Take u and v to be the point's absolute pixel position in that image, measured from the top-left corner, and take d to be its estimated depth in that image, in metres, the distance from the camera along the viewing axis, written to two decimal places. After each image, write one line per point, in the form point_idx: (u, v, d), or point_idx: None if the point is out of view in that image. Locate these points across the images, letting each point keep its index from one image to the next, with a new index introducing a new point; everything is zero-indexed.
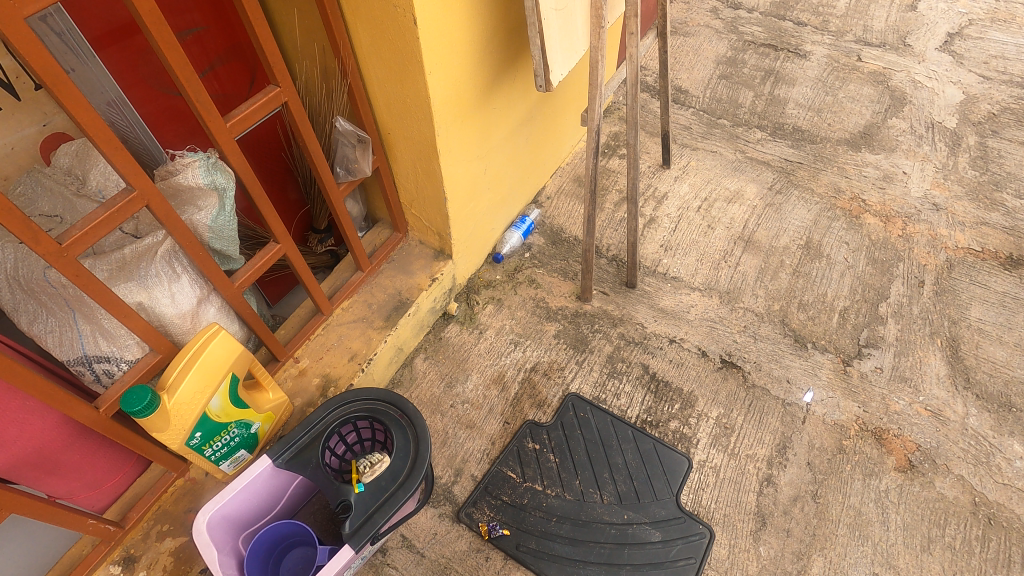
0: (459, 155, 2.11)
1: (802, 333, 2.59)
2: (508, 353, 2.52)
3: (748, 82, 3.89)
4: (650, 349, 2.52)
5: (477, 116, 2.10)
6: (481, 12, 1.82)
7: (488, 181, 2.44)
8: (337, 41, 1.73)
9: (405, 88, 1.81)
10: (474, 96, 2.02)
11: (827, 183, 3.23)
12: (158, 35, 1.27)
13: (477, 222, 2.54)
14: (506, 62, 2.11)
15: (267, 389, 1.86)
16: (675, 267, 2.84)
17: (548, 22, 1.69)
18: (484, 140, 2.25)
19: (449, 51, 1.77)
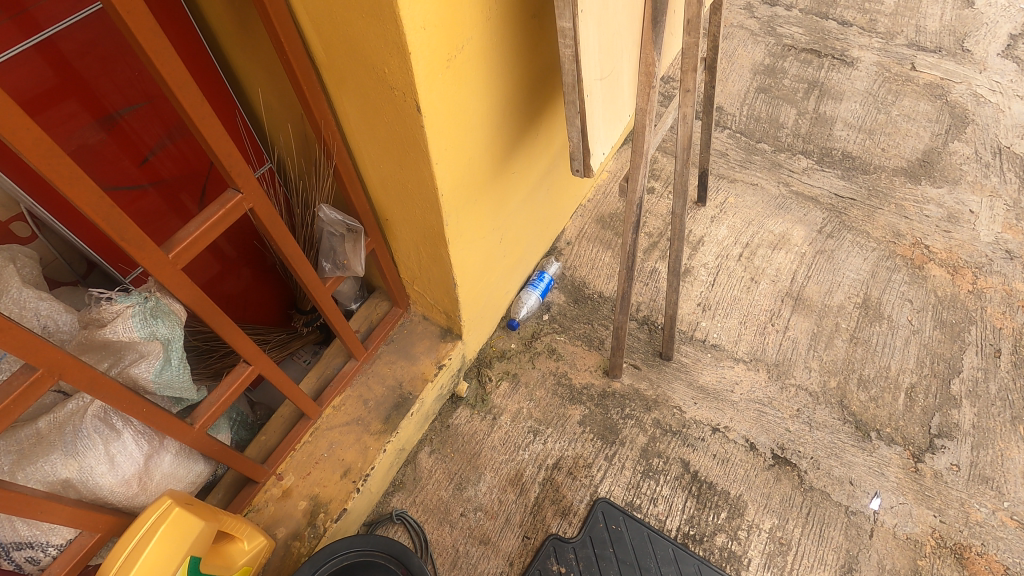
0: (471, 237, 1.73)
1: (864, 419, 2.25)
2: (527, 445, 2.19)
3: (790, 97, 3.45)
4: (690, 440, 2.19)
5: (495, 189, 1.71)
6: (506, 76, 1.40)
7: (504, 248, 2.06)
8: (317, 120, 1.34)
9: (407, 174, 1.42)
10: (493, 170, 1.63)
11: (884, 225, 2.84)
12: (52, 167, 0.87)
13: (491, 292, 2.16)
14: (530, 122, 1.70)
15: (240, 539, 1.52)
16: (716, 333, 2.48)
17: (591, 98, 1.29)
18: (501, 210, 1.86)
19: (465, 131, 1.37)
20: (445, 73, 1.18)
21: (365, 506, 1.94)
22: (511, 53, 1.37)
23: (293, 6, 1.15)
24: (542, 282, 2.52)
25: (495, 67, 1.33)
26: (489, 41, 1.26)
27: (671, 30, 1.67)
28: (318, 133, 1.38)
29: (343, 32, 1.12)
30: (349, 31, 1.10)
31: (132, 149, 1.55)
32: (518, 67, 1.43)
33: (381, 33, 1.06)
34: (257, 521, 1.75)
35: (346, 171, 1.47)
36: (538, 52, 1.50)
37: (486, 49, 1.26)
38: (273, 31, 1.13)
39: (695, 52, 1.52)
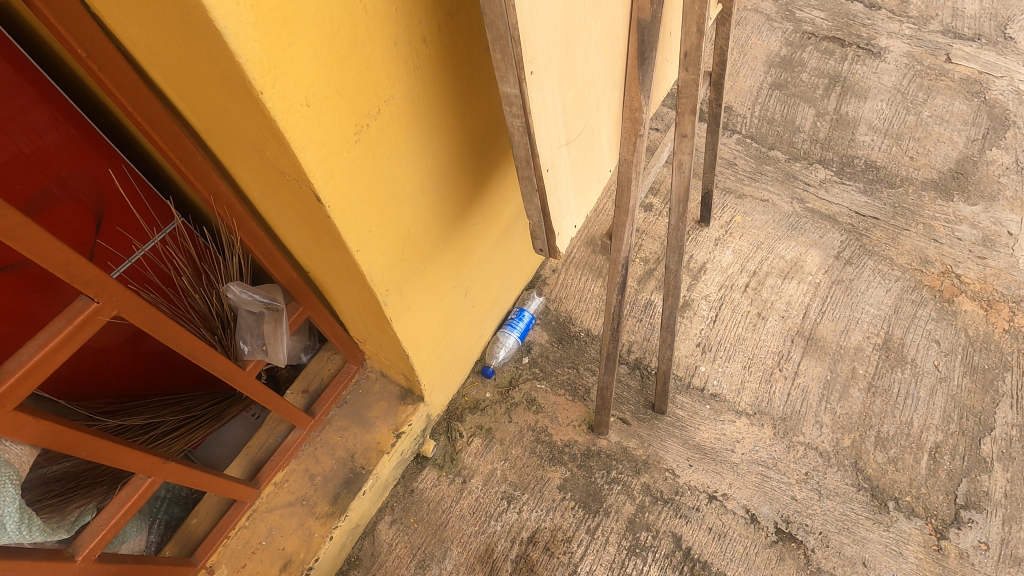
0: (429, 310, 1.50)
1: (881, 486, 1.99)
2: (499, 515, 1.95)
3: (808, 95, 3.08)
4: (682, 510, 1.94)
5: (454, 255, 1.47)
6: (445, 138, 1.18)
7: (472, 301, 1.80)
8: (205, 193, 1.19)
9: (327, 255, 1.20)
10: (448, 238, 1.39)
11: (909, 250, 2.52)
12: None
13: (462, 350, 1.94)
14: (493, 180, 1.47)
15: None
16: (715, 380, 2.21)
17: (553, 173, 1.09)
18: (467, 272, 1.63)
19: (393, 206, 1.14)
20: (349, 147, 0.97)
21: None
22: (446, 114, 1.14)
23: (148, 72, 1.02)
24: (523, 323, 2.26)
25: (426, 130, 1.12)
26: (412, 105, 1.05)
27: (666, 55, 1.36)
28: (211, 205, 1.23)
29: (204, 108, 0.94)
30: (214, 111, 0.91)
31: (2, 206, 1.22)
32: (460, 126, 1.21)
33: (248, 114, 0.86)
34: None
35: (254, 242, 1.29)
36: (488, 102, 1.27)
37: (408, 116, 1.05)
38: (116, 100, 1.01)
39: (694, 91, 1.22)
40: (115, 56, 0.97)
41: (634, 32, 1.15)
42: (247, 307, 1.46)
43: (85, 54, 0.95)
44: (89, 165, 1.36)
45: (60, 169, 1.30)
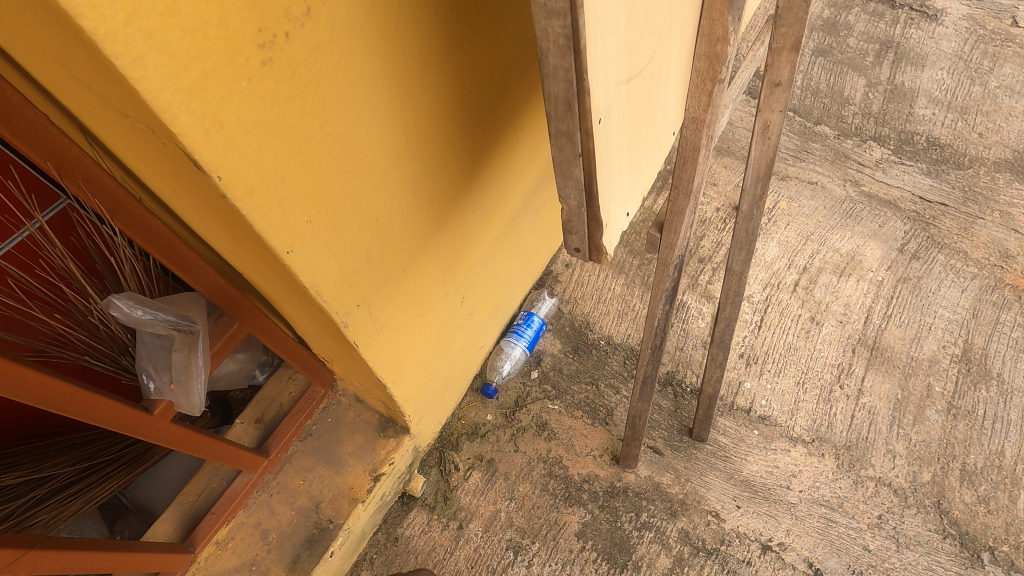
0: (397, 315, 1.21)
1: (971, 533, 1.63)
2: (504, 569, 1.58)
3: (857, 62, 2.67)
4: (730, 564, 1.58)
5: (429, 245, 1.19)
6: (397, 84, 0.91)
7: (469, 308, 1.50)
8: (49, 166, 0.89)
9: (243, 246, 0.93)
10: (415, 224, 1.12)
11: (986, 242, 2.14)
12: None
13: (459, 365, 1.62)
14: (477, 154, 1.20)
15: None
16: (764, 399, 1.84)
17: (609, 123, 0.88)
18: (453, 269, 1.33)
19: (328, 178, 0.89)
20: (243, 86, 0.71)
21: None
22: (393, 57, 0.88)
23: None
24: (531, 330, 1.87)
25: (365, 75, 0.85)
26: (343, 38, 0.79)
27: None
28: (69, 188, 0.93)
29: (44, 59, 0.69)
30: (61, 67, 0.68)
31: None
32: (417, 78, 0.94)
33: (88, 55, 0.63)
34: None
35: (145, 234, 1.00)
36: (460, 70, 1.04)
37: (341, 57, 0.81)
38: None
39: None
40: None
41: None
42: (148, 329, 1.10)
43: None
44: None
45: None
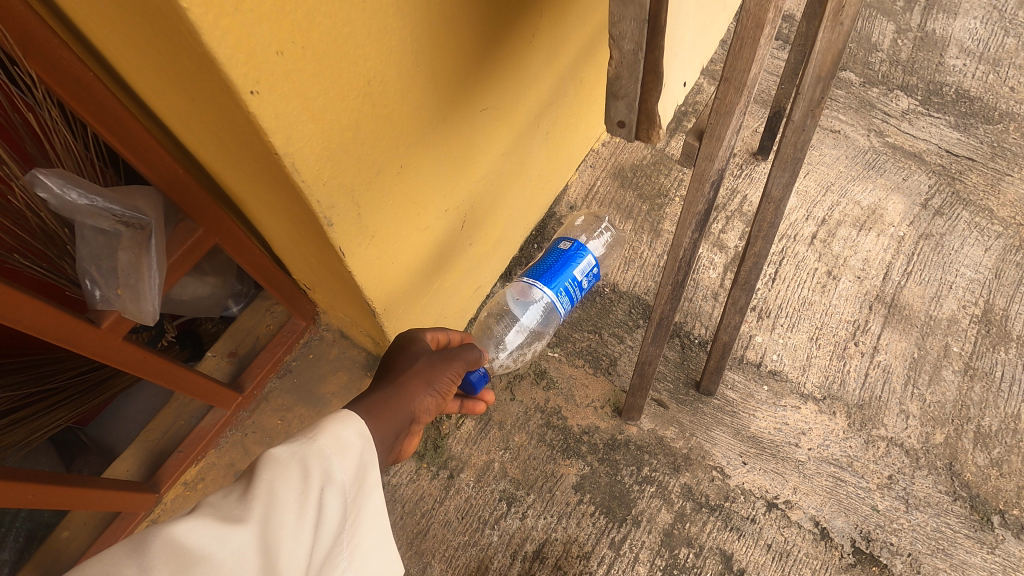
0: (372, 212, 1.03)
1: (983, 496, 1.57)
2: (497, 520, 1.49)
3: (887, 8, 2.50)
4: (735, 522, 1.50)
5: (413, 134, 1.00)
6: None
7: (473, 237, 1.40)
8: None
9: (237, 134, 0.85)
10: (395, 99, 0.92)
11: (1014, 199, 2.03)
12: None
13: (446, 297, 1.44)
14: (490, 22, 1.02)
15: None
16: (776, 354, 1.73)
17: None
18: (441, 171, 1.14)
19: (321, 54, 0.78)
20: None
21: None
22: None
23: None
24: (569, 283, 1.40)
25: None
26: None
27: None
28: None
29: None
30: None
31: None
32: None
33: None
34: None
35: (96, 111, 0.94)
36: None
37: None
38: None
39: None
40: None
41: None
42: (87, 219, 1.07)
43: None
44: None
45: None
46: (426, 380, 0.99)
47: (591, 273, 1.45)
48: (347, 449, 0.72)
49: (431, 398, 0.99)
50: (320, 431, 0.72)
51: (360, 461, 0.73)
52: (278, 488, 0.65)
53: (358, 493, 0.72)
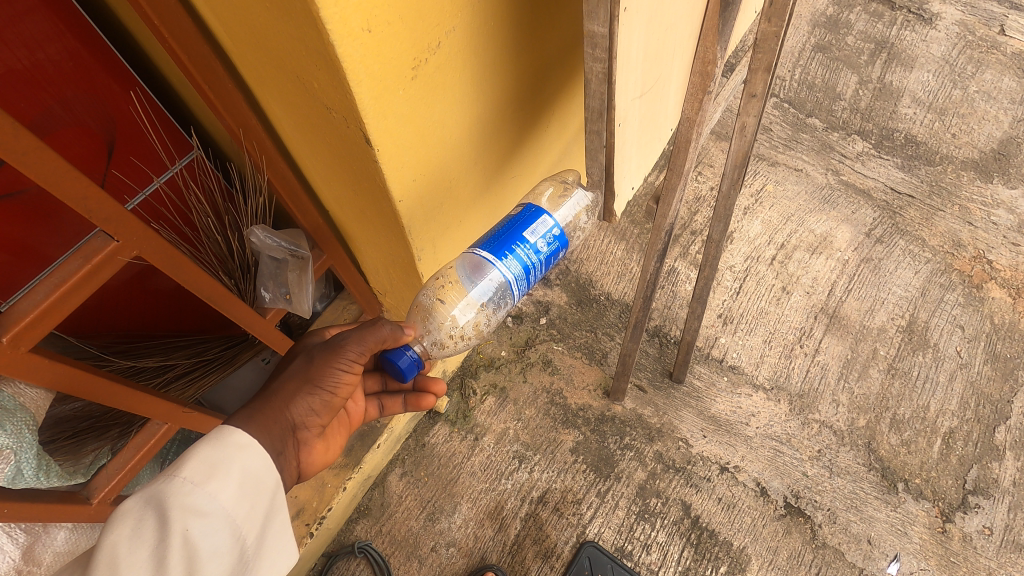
0: (439, 251, 1.47)
1: (892, 467, 1.99)
2: (511, 473, 1.95)
3: (852, 59, 2.90)
4: (694, 480, 1.94)
5: (470, 202, 1.44)
6: (487, 80, 1.18)
7: None
8: (235, 127, 1.14)
9: (366, 206, 1.25)
10: (465, 178, 1.34)
11: (943, 231, 2.45)
12: None
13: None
14: (524, 123, 1.43)
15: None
16: (735, 352, 2.17)
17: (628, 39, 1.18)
18: (482, 219, 1.58)
19: (434, 164, 1.19)
20: (406, 80, 0.96)
21: (320, 544, 1.76)
22: (494, 33, 1.10)
23: (191, 2, 0.96)
24: (523, 248, 1.17)
25: (478, 46, 1.09)
26: (472, 30, 1.04)
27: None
28: (239, 140, 1.19)
29: (266, 56, 0.94)
30: (290, 76, 0.95)
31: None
32: (506, 50, 1.18)
33: (323, 92, 0.93)
34: None
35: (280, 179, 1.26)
36: (523, 67, 1.27)
37: (455, 56, 1.04)
38: (159, 34, 0.96)
39: (774, 45, 1.10)
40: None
41: None
42: (271, 252, 1.56)
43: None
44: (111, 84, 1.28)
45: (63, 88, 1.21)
46: (309, 383, 1.17)
47: (551, 235, 1.21)
48: (198, 485, 0.90)
49: (319, 396, 1.18)
50: (182, 468, 0.92)
51: (228, 478, 0.93)
52: (138, 530, 0.83)
53: (220, 512, 0.92)
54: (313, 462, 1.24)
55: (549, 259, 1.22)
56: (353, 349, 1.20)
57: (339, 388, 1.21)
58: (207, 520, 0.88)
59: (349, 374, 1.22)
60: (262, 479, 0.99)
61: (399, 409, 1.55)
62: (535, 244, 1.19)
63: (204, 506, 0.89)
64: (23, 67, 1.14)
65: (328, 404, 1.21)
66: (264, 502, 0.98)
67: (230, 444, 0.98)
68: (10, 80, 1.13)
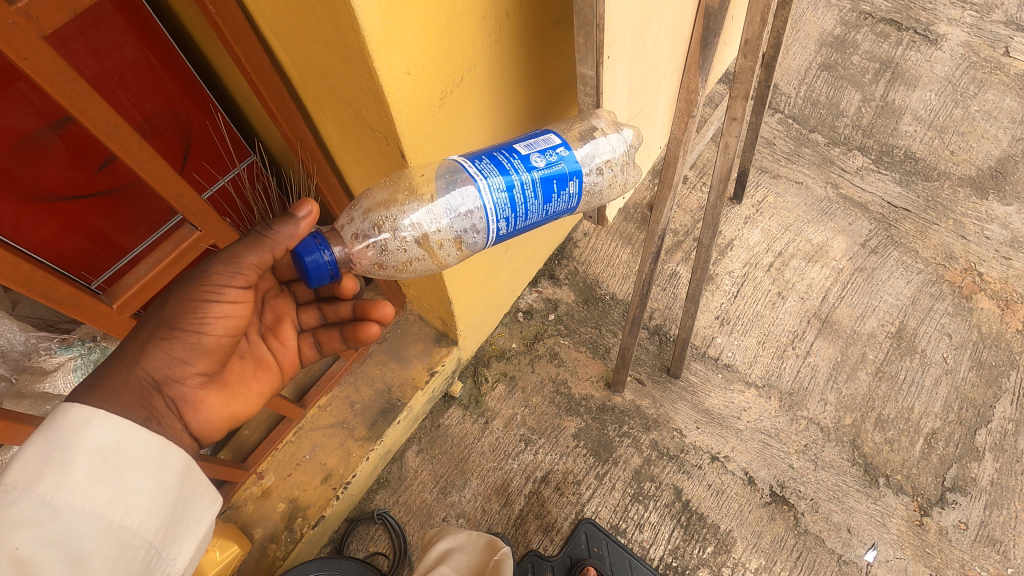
0: None
1: (875, 463, 2.13)
2: (517, 454, 2.13)
3: (857, 78, 3.02)
4: (686, 467, 2.10)
5: None
6: (506, 101, 1.37)
7: (510, 256, 2.05)
8: (293, 140, 1.34)
9: None
10: None
11: (936, 244, 2.57)
12: (16, 275, 1.00)
13: (492, 295, 2.11)
14: None
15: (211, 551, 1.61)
16: (730, 351, 2.33)
17: (612, 76, 1.41)
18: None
19: None
20: (436, 109, 1.17)
21: (344, 508, 1.96)
22: (512, 64, 1.31)
23: (269, 41, 1.16)
24: (515, 156, 1.12)
25: (496, 79, 1.29)
26: (491, 68, 1.25)
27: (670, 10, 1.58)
28: (295, 151, 1.40)
29: (328, 86, 1.15)
30: (346, 102, 1.15)
31: (93, 155, 1.53)
32: (522, 81, 1.39)
33: (371, 114, 1.12)
34: (235, 518, 1.81)
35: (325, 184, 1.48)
36: (537, 91, 1.47)
37: (479, 85, 1.25)
38: (245, 70, 1.16)
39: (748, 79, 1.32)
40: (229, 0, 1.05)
41: (700, 17, 1.19)
42: None
43: (213, 11, 1.05)
44: (192, 107, 1.56)
45: (151, 112, 1.49)
46: (166, 325, 1.05)
47: (556, 154, 1.15)
48: (34, 476, 0.85)
49: (182, 340, 1.06)
50: (10, 472, 0.85)
51: (68, 468, 0.87)
52: None
53: (80, 484, 0.88)
54: (209, 417, 1.15)
55: (547, 178, 1.13)
56: (219, 276, 1.06)
57: (209, 325, 1.09)
58: (52, 522, 0.84)
59: (226, 306, 1.10)
60: (121, 451, 0.93)
61: (339, 347, 1.39)
62: (531, 160, 1.13)
63: (42, 510, 0.83)
64: (101, 70, 1.35)
65: (199, 346, 1.09)
66: (131, 474, 0.93)
67: (64, 428, 0.89)
68: (97, 85, 1.37)
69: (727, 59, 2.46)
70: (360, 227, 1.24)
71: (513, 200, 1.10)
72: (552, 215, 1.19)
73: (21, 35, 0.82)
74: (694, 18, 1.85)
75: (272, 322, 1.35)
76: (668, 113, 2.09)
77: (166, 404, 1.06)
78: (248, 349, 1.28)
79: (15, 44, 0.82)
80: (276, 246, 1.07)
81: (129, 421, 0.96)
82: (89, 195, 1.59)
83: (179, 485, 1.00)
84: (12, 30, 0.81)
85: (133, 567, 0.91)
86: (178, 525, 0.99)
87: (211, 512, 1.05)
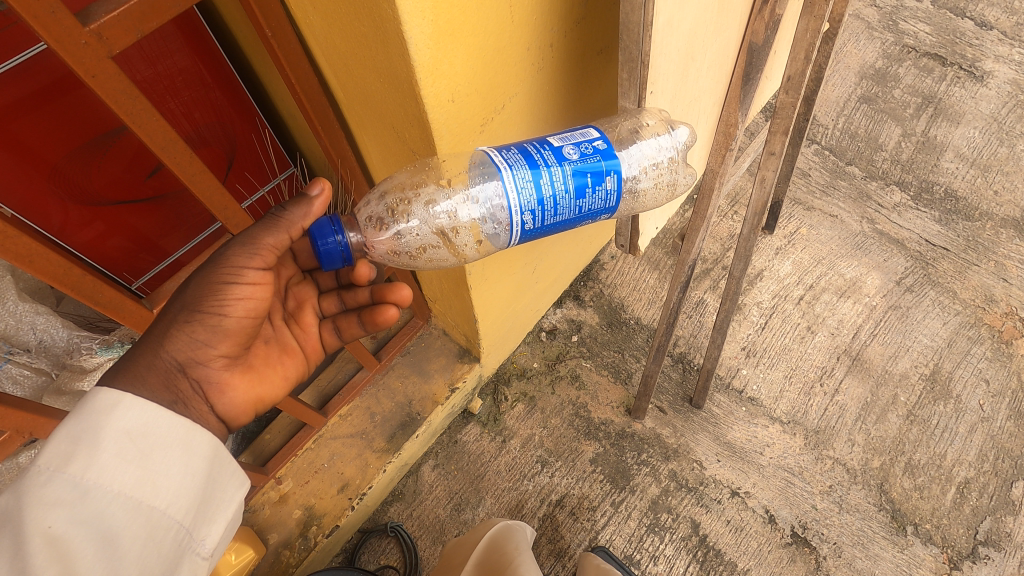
0: (489, 265, 1.65)
1: (903, 510, 2.05)
2: (533, 475, 2.11)
3: (898, 112, 2.97)
4: (704, 500, 2.06)
5: None
6: (545, 128, 1.39)
7: (537, 276, 2.05)
8: (334, 156, 1.37)
9: None
10: None
11: (976, 285, 2.49)
12: (65, 276, 1.04)
13: (517, 315, 2.11)
14: None
15: (228, 554, 1.63)
16: (755, 384, 2.28)
17: (652, 101, 1.41)
18: (525, 249, 1.82)
19: None
20: (476, 134, 1.19)
21: (358, 519, 1.96)
22: (554, 91, 1.33)
23: (318, 61, 1.19)
24: (547, 148, 1.11)
25: (535, 107, 1.31)
26: (531, 96, 1.26)
27: (710, 41, 1.59)
28: (336, 167, 1.43)
29: (373, 106, 1.17)
30: (388, 121, 1.17)
31: (142, 160, 1.60)
32: (562, 108, 1.40)
33: (413, 135, 1.15)
34: (252, 522, 1.83)
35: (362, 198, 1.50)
36: (576, 117, 1.48)
37: (519, 112, 1.26)
38: (294, 89, 1.19)
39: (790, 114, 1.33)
40: (285, 25, 1.08)
41: (744, 53, 1.21)
42: None
43: (269, 32, 1.09)
44: (236, 119, 1.63)
45: (199, 123, 1.56)
46: (188, 309, 1.07)
47: (591, 147, 1.13)
48: (63, 458, 0.88)
49: (204, 322, 1.08)
50: (42, 455, 0.88)
51: (97, 450, 0.89)
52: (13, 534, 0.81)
53: (108, 464, 0.89)
54: (236, 400, 1.17)
55: (581, 171, 1.10)
56: (237, 258, 1.10)
57: (230, 307, 1.10)
58: (83, 503, 0.86)
59: (246, 288, 1.11)
60: (149, 434, 0.95)
61: (358, 333, 1.40)
62: (566, 152, 1.12)
63: (72, 491, 0.86)
64: (152, 75, 1.41)
65: (220, 328, 1.10)
66: (158, 456, 0.95)
67: (93, 411, 0.92)
68: (148, 89, 1.43)
69: (767, 93, 2.43)
70: (375, 209, 1.23)
71: (541, 194, 1.08)
72: (587, 212, 1.16)
73: (91, 54, 0.87)
74: (736, 49, 1.85)
75: (294, 308, 1.35)
76: (706, 145, 2.06)
77: (192, 387, 1.08)
78: (272, 335, 1.29)
79: (83, 61, 0.87)
80: (290, 226, 1.12)
81: (156, 403, 0.98)
82: (135, 200, 1.66)
83: (208, 467, 1.01)
84: (82, 50, 0.86)
85: (162, 547, 0.92)
86: (206, 506, 1.00)
87: (238, 494, 1.06)
